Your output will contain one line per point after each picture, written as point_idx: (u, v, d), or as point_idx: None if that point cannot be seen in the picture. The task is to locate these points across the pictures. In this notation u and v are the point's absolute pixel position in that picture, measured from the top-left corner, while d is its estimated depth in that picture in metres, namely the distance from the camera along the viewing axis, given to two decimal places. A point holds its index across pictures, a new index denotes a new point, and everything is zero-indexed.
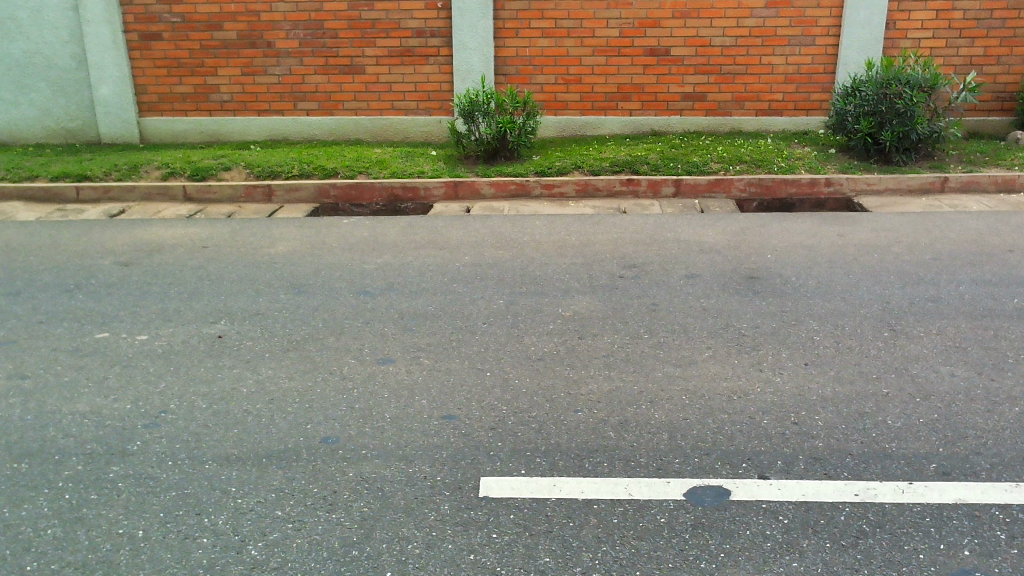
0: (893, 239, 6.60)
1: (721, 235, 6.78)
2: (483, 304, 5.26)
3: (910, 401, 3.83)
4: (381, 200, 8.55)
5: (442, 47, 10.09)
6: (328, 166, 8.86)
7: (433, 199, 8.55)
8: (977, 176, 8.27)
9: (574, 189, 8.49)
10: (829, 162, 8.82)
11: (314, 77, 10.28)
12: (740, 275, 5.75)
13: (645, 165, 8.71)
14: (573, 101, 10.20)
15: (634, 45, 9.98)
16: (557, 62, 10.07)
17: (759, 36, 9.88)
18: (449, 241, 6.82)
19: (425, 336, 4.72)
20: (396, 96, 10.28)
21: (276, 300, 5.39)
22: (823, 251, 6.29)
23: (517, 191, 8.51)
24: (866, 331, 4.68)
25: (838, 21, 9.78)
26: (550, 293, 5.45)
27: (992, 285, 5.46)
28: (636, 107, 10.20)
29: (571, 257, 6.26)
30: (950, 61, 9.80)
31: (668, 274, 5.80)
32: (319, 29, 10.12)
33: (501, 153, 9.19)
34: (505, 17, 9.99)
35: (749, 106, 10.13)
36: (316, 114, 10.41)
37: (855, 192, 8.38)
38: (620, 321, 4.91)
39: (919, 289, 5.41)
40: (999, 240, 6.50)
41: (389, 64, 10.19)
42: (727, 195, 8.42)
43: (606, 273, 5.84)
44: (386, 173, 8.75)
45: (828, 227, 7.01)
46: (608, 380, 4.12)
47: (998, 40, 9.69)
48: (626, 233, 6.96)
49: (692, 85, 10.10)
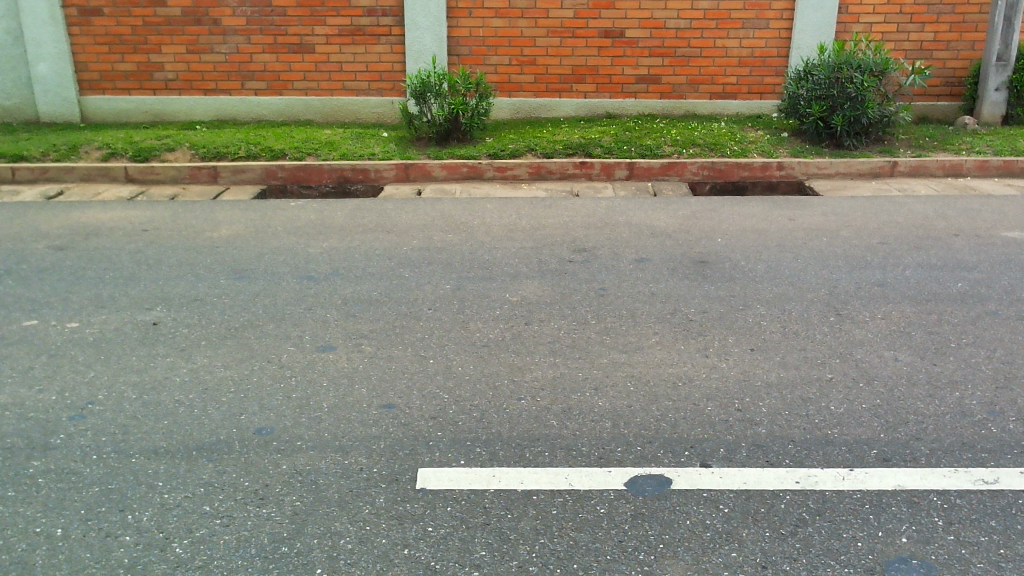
0: (842, 223, 6.63)
1: (671, 219, 6.75)
2: (430, 289, 5.17)
3: (853, 386, 3.83)
4: (331, 181, 8.39)
5: (393, 26, 9.91)
6: (276, 148, 8.65)
7: (383, 180, 8.40)
8: (926, 161, 8.35)
9: (527, 172, 8.40)
10: (781, 146, 8.83)
11: (262, 56, 10.03)
12: (690, 260, 5.71)
13: (598, 148, 8.65)
14: (527, 83, 10.08)
15: (588, 26, 9.89)
16: (511, 43, 9.94)
17: (713, 19, 9.85)
18: (398, 224, 6.70)
19: (368, 322, 4.61)
20: (347, 76, 10.08)
21: (216, 286, 5.23)
22: (773, 235, 6.29)
23: (469, 174, 8.39)
24: (812, 316, 4.69)
25: (791, 5, 9.79)
26: (500, 277, 5.36)
27: (936, 269, 5.50)
28: (591, 89, 10.11)
29: (521, 241, 6.17)
30: (901, 46, 9.86)
31: (618, 258, 5.75)
32: (267, 6, 9.87)
33: (453, 135, 9.06)
34: None
35: (704, 89, 10.11)
36: (264, 94, 10.16)
37: (806, 175, 8.41)
38: (568, 306, 4.85)
39: (866, 273, 5.43)
40: (944, 224, 6.57)
41: (340, 43, 9.98)
42: (681, 178, 8.39)
43: (556, 258, 5.77)
44: (336, 154, 8.58)
45: (778, 211, 7.01)
46: (553, 367, 4.05)
47: (947, 26, 9.77)
48: (577, 216, 6.89)
49: (646, 67, 10.04)
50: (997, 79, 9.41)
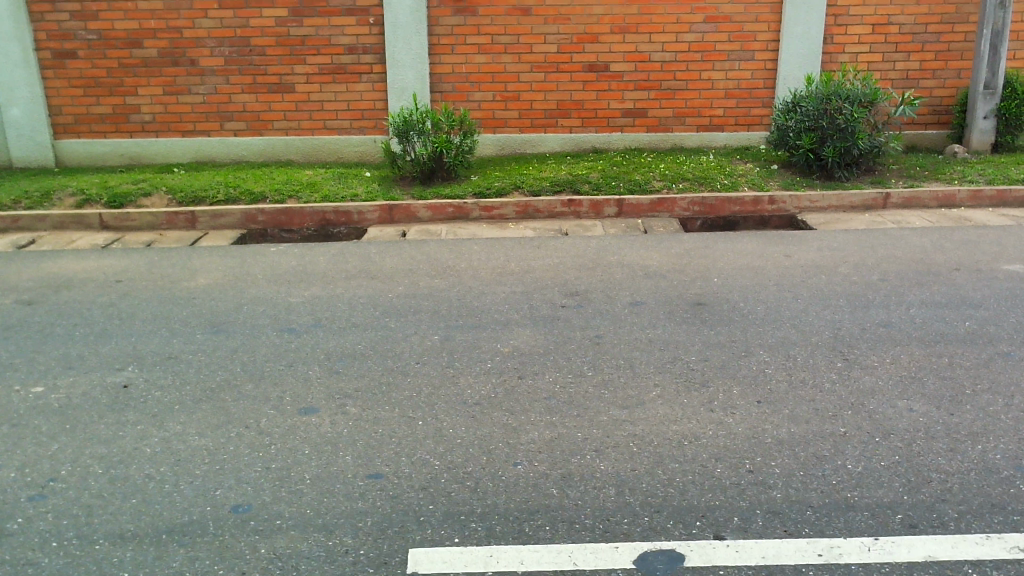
0: (839, 258, 6.46)
1: (664, 258, 6.56)
2: (417, 340, 4.93)
3: (869, 442, 3.62)
4: (313, 224, 8.15)
5: (375, 64, 9.75)
6: (256, 191, 8.42)
7: (367, 222, 8.18)
8: (919, 192, 8.23)
9: (514, 211, 8.21)
10: (772, 179, 8.68)
11: (241, 96, 9.84)
12: (686, 301, 5.52)
13: (586, 185, 8.48)
14: (511, 118, 9.93)
15: (573, 60, 9.77)
16: (494, 79, 9.80)
17: (698, 51, 9.75)
18: (383, 269, 6.48)
19: (353, 380, 4.36)
20: (328, 115, 9.89)
21: (191, 342, 4.97)
22: (770, 273, 6.11)
23: (454, 214, 8.19)
24: (819, 362, 4.48)
25: (776, 36, 9.71)
26: (490, 326, 5.15)
27: (941, 307, 5.32)
28: (576, 124, 9.98)
29: (511, 285, 5.96)
30: (887, 75, 9.79)
31: (612, 302, 5.54)
32: (245, 46, 9.69)
33: (437, 174, 8.86)
34: (440, 32, 9.69)
35: (690, 122, 10.00)
36: (244, 134, 9.96)
37: (798, 209, 8.25)
38: (563, 357, 4.62)
39: (868, 313, 5.25)
40: (943, 257, 6.42)
41: (320, 82, 9.80)
42: (671, 214, 8.22)
43: (547, 302, 5.56)
44: (318, 196, 8.35)
45: (773, 247, 6.84)
46: (550, 427, 3.80)
47: (933, 55, 9.72)
48: (567, 257, 6.68)
49: (632, 101, 9.92)
50: (985, 107, 9.32)
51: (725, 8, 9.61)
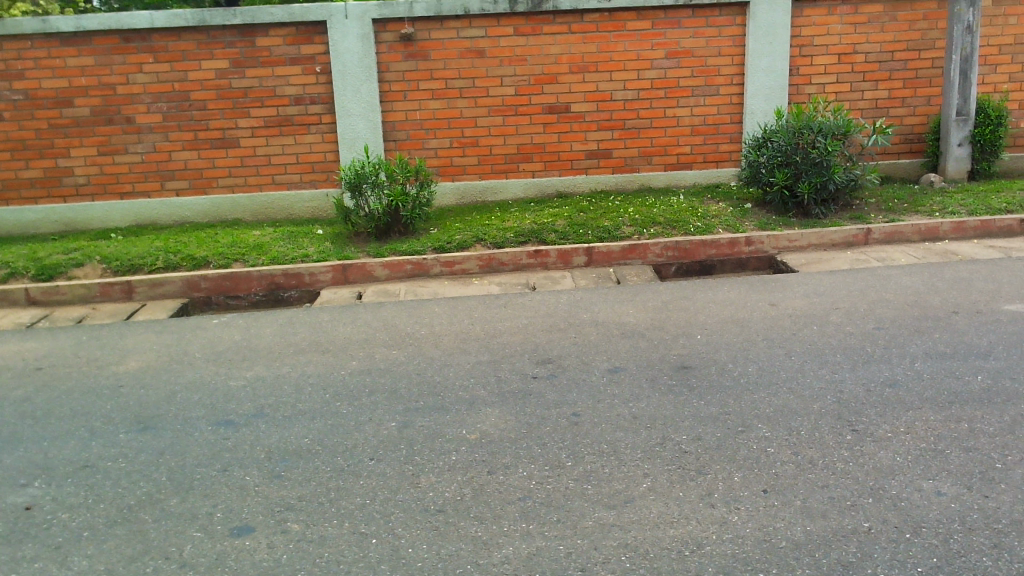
0: (828, 305, 6.01)
1: (642, 313, 6.06)
2: (372, 429, 4.35)
3: (900, 539, 3.10)
4: (260, 289, 7.54)
5: (324, 114, 9.23)
6: (198, 255, 7.79)
7: (320, 285, 7.61)
8: (901, 226, 7.86)
9: (477, 265, 7.69)
10: (747, 218, 8.25)
11: (182, 153, 9.26)
12: (670, 365, 5.01)
13: (552, 233, 7.99)
14: (470, 165, 9.46)
15: (531, 102, 9.33)
16: (451, 125, 9.33)
17: (661, 88, 9.38)
18: (335, 340, 5.89)
19: (296, 487, 3.76)
20: (276, 169, 9.34)
21: (113, 444, 4.34)
22: (757, 326, 5.62)
23: (413, 271, 7.65)
24: (825, 435, 3.97)
25: (740, 70, 9.38)
26: (454, 406, 4.57)
27: (948, 358, 4.87)
28: (539, 168, 9.52)
29: (477, 353, 5.41)
30: (857, 105, 9.48)
31: (588, 369, 5.02)
32: (184, 101, 9.13)
33: (394, 228, 8.31)
34: (390, 79, 9.22)
35: (657, 161, 9.60)
36: (187, 194, 9.37)
37: (777, 249, 7.81)
38: (537, 443, 4.06)
39: (870, 370, 4.77)
40: (938, 299, 5.98)
41: (266, 135, 9.25)
42: (644, 261, 7.74)
43: (517, 373, 5.02)
44: (265, 258, 7.76)
45: (757, 294, 6.38)
46: (527, 539, 3.24)
47: (901, 82, 9.44)
48: (536, 317, 6.16)
49: (596, 142, 9.50)
50: (959, 134, 9.02)
51: (686, 43, 9.27)
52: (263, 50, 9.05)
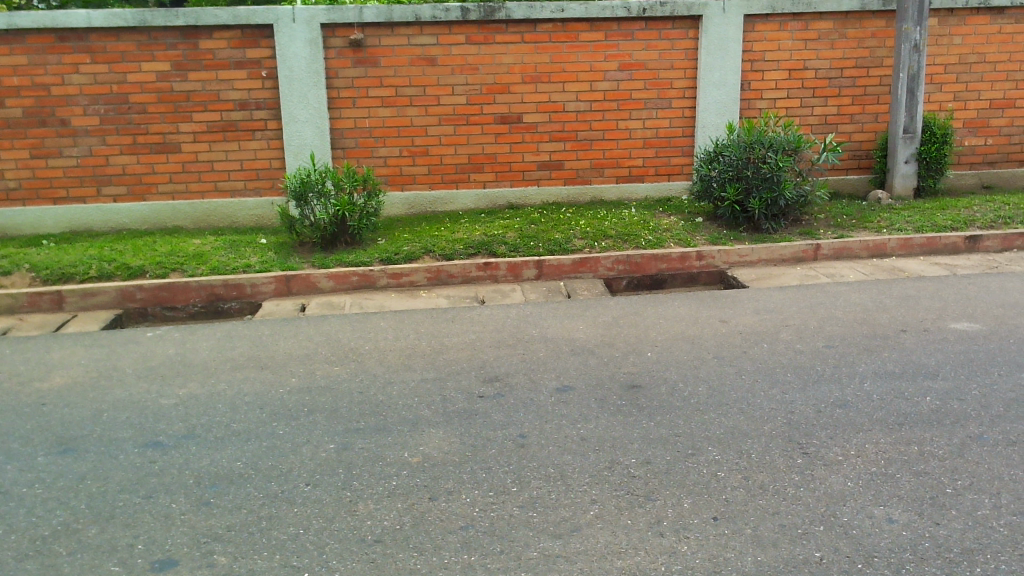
0: (778, 322, 5.97)
1: (591, 329, 5.95)
2: (309, 451, 4.15)
3: (852, 570, 3.01)
4: (199, 300, 7.27)
5: (269, 120, 8.98)
6: (133, 264, 7.49)
7: (262, 296, 7.36)
8: (849, 242, 7.89)
9: (425, 278, 7.52)
10: (698, 233, 8.21)
11: (120, 158, 8.93)
12: (620, 384, 4.89)
13: (502, 245, 7.85)
14: (420, 175, 9.29)
15: (483, 112, 9.20)
16: (400, 133, 9.15)
17: (614, 100, 9.32)
18: (275, 355, 5.67)
19: (225, 515, 3.55)
20: (219, 176, 9.07)
21: (29, 468, 4.07)
22: (707, 344, 5.55)
23: (359, 283, 7.45)
24: (776, 459, 3.89)
25: (693, 83, 9.38)
26: (396, 427, 4.40)
27: (897, 378, 4.84)
28: (490, 179, 9.39)
29: (422, 370, 5.24)
30: (806, 121, 9.54)
31: (536, 388, 4.88)
32: (123, 104, 8.81)
33: (340, 238, 8.10)
34: (339, 85, 9.01)
35: (609, 173, 9.54)
36: (125, 200, 9.03)
37: (728, 264, 7.78)
38: (481, 467, 3.91)
39: (820, 390, 4.71)
40: (887, 317, 5.98)
41: (209, 140, 8.97)
42: (595, 274, 7.65)
43: (462, 392, 4.86)
44: (205, 268, 7.48)
45: (707, 310, 6.32)
46: (468, 572, 3.07)
47: (850, 99, 9.52)
48: (484, 332, 6.01)
49: (548, 153, 9.40)
50: (906, 152, 9.12)
51: (639, 55, 9.23)
52: (207, 52, 8.77)
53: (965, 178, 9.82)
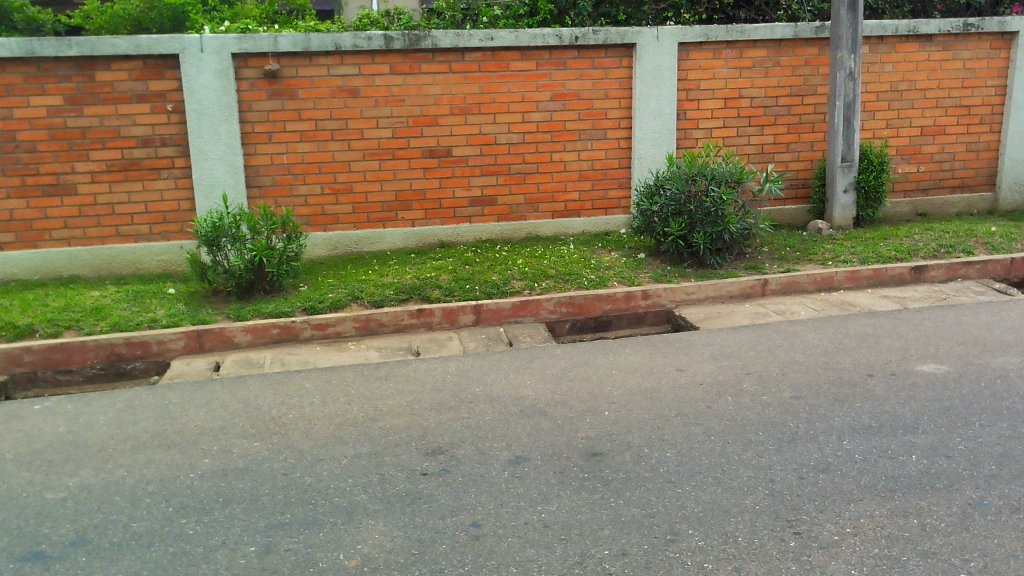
0: (738, 370, 5.57)
1: (540, 384, 5.45)
2: (225, 558, 3.50)
3: None
4: (98, 361, 6.49)
5: (176, 157, 8.25)
6: (21, 323, 6.65)
7: (170, 355, 6.63)
8: (797, 276, 7.62)
9: (353, 328, 6.90)
10: (641, 270, 7.82)
11: (7, 202, 8.06)
12: (579, 452, 4.38)
13: (436, 289, 7.30)
14: (344, 214, 8.68)
15: (410, 146, 8.66)
16: (321, 169, 8.54)
17: (547, 131, 8.91)
18: (184, 428, 4.97)
19: None
20: (121, 219, 8.28)
21: None
22: (667, 399, 5.10)
23: (280, 335, 6.79)
24: (768, 543, 3.43)
25: (628, 113, 9.04)
26: (327, 520, 3.78)
27: (877, 433, 4.47)
28: (419, 216, 8.84)
29: (354, 443, 4.63)
30: (743, 151, 9.31)
31: (486, 461, 4.33)
32: (9, 142, 7.96)
33: (258, 286, 7.42)
34: (253, 119, 8.35)
35: (544, 208, 9.11)
36: (13, 248, 8.15)
37: (674, 303, 7.41)
38: (432, 570, 3.33)
39: (798, 451, 4.29)
40: (850, 360, 5.65)
41: (109, 180, 8.19)
42: (536, 318, 7.16)
43: (403, 469, 4.28)
44: (105, 324, 6.71)
45: (662, 358, 5.89)
46: None
47: (786, 128, 9.34)
48: (422, 391, 5.43)
49: (479, 188, 8.91)
50: (844, 181, 8.97)
51: (572, 85, 8.86)
52: (104, 85, 8.01)
53: (900, 206, 9.73)
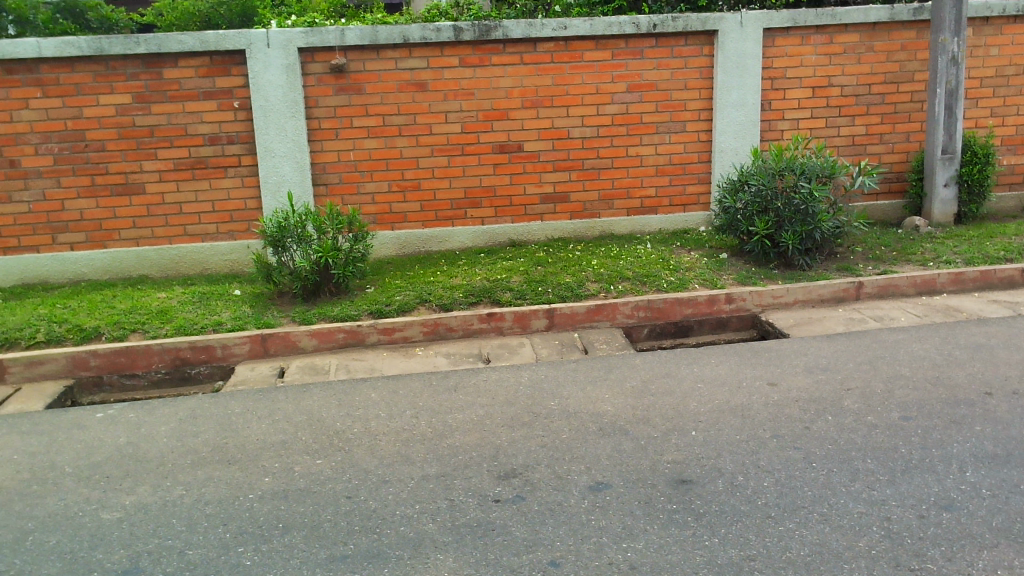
0: (838, 385, 5.09)
1: (620, 399, 5.06)
2: None
3: None
4: (163, 365, 6.35)
5: (243, 155, 8.10)
6: (88, 326, 6.55)
7: (235, 359, 6.46)
8: (895, 278, 7.05)
9: (420, 332, 6.62)
10: (724, 271, 7.36)
11: (77, 201, 8.02)
12: (666, 479, 4.00)
13: (507, 292, 6.97)
14: (412, 212, 8.42)
15: (480, 141, 8.35)
16: (389, 166, 8.29)
17: (623, 125, 8.49)
18: (246, 442, 4.75)
19: None
20: (188, 219, 8.18)
21: None
22: (760, 417, 4.67)
23: (346, 340, 6.55)
24: None
25: (708, 104, 8.56)
26: (393, 553, 3.48)
27: (1006, 464, 3.96)
28: (488, 214, 8.53)
29: (423, 463, 4.33)
30: (832, 142, 8.73)
31: (564, 487, 3.98)
32: (78, 141, 7.91)
33: (324, 288, 7.20)
34: (320, 115, 8.14)
35: (619, 205, 8.69)
36: (83, 248, 8.12)
37: (761, 307, 6.93)
38: None
39: (915, 483, 3.82)
40: (964, 375, 5.12)
41: (176, 179, 8.08)
42: (612, 323, 6.77)
43: (474, 495, 3.96)
44: (170, 327, 6.56)
45: (751, 370, 5.45)
46: None
47: (879, 118, 8.72)
48: (494, 404, 5.11)
49: (552, 184, 8.55)
50: (944, 175, 8.33)
51: (649, 75, 8.41)
52: (172, 82, 7.89)
53: (1005, 201, 9.01)
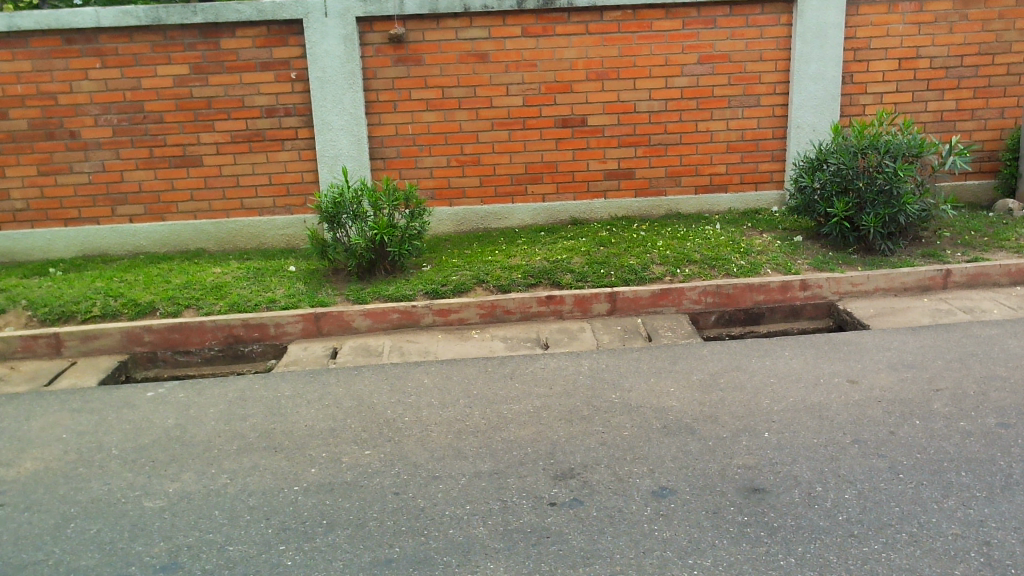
0: (925, 384, 4.69)
1: (686, 393, 4.75)
2: None
3: None
4: (216, 342, 6.24)
5: (300, 127, 7.94)
6: (143, 300, 6.48)
7: (288, 338, 6.32)
8: (986, 266, 6.54)
9: (477, 314, 6.39)
10: (799, 255, 6.94)
11: (135, 173, 7.97)
12: (737, 487, 3.69)
13: (567, 273, 6.68)
14: (470, 187, 8.17)
15: (542, 115, 8.03)
16: (448, 140, 8.03)
17: (693, 98, 8.06)
18: (294, 428, 4.59)
19: None
20: (245, 192, 8.07)
21: None
22: (840, 419, 4.31)
23: (401, 321, 6.35)
24: None
25: (785, 77, 8.07)
26: (440, 560, 3.25)
27: None
28: (550, 190, 8.23)
29: (475, 458, 4.10)
30: (919, 118, 8.16)
31: (625, 491, 3.70)
32: (137, 112, 7.83)
33: (379, 265, 7.01)
34: (378, 87, 7.91)
35: (687, 182, 8.29)
36: (142, 220, 8.09)
37: (838, 295, 6.50)
38: None
39: (1017, 502, 3.44)
40: None
41: (233, 152, 7.97)
42: (677, 308, 6.43)
43: (528, 496, 3.71)
44: (223, 304, 6.45)
45: (829, 365, 5.07)
46: None
47: (971, 92, 8.12)
48: (551, 395, 4.85)
49: (616, 160, 8.20)
50: None
51: (722, 45, 7.95)
52: (229, 53, 7.75)
53: None
